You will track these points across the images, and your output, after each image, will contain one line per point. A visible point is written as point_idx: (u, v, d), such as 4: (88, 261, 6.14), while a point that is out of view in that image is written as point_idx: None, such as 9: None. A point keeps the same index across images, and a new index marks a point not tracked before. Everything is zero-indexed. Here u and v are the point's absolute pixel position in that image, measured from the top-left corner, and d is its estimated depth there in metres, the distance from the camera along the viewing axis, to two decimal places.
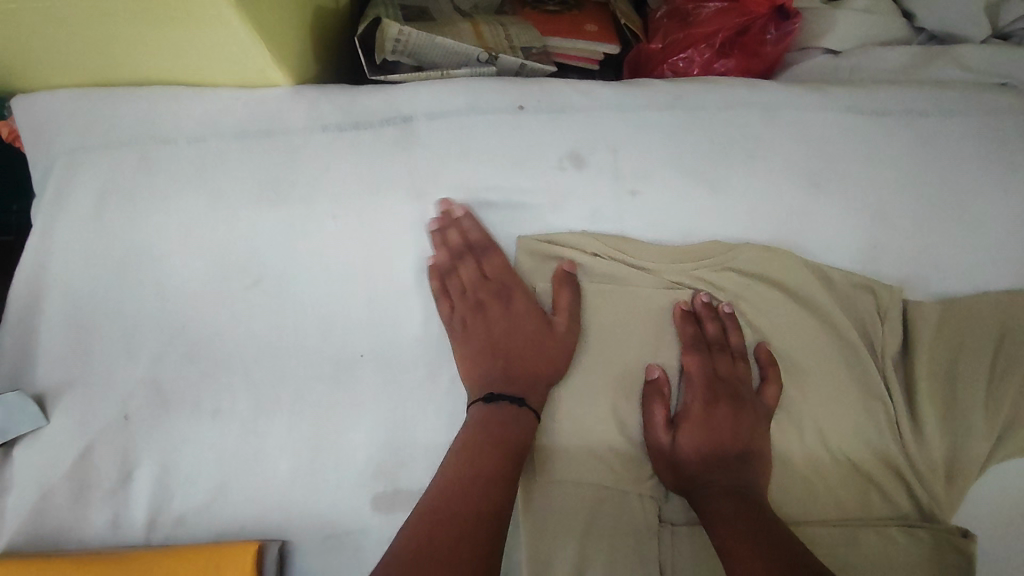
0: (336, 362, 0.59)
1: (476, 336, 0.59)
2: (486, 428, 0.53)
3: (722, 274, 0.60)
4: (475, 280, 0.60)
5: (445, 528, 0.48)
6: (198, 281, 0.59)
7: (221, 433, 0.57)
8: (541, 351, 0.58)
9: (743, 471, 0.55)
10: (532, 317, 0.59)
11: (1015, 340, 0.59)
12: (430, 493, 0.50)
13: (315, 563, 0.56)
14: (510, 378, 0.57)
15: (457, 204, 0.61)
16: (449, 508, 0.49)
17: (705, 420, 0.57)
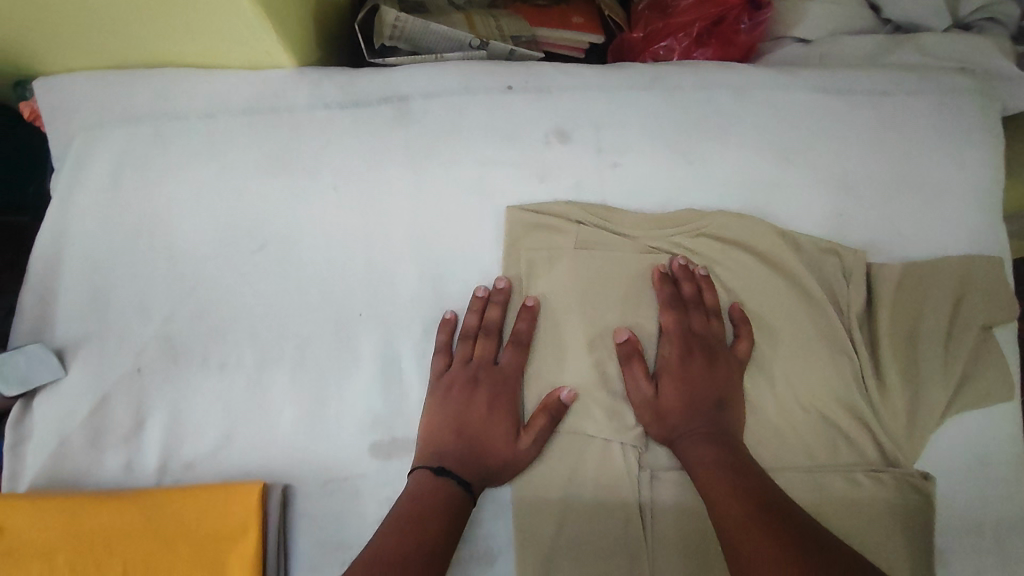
0: (337, 320, 0.63)
1: (455, 403, 0.60)
2: (421, 499, 0.55)
3: (697, 241, 0.65)
4: (480, 354, 0.62)
5: (417, 527, 0.52)
6: (207, 246, 0.63)
7: (230, 387, 0.61)
8: (497, 453, 0.59)
9: (720, 418, 0.59)
10: (510, 420, 0.60)
11: (971, 300, 0.64)
12: (406, 497, 0.55)
13: (315, 504, 0.60)
14: (463, 459, 0.58)
15: (508, 281, 0.63)
16: (421, 511, 0.54)
17: (682, 373, 0.61)
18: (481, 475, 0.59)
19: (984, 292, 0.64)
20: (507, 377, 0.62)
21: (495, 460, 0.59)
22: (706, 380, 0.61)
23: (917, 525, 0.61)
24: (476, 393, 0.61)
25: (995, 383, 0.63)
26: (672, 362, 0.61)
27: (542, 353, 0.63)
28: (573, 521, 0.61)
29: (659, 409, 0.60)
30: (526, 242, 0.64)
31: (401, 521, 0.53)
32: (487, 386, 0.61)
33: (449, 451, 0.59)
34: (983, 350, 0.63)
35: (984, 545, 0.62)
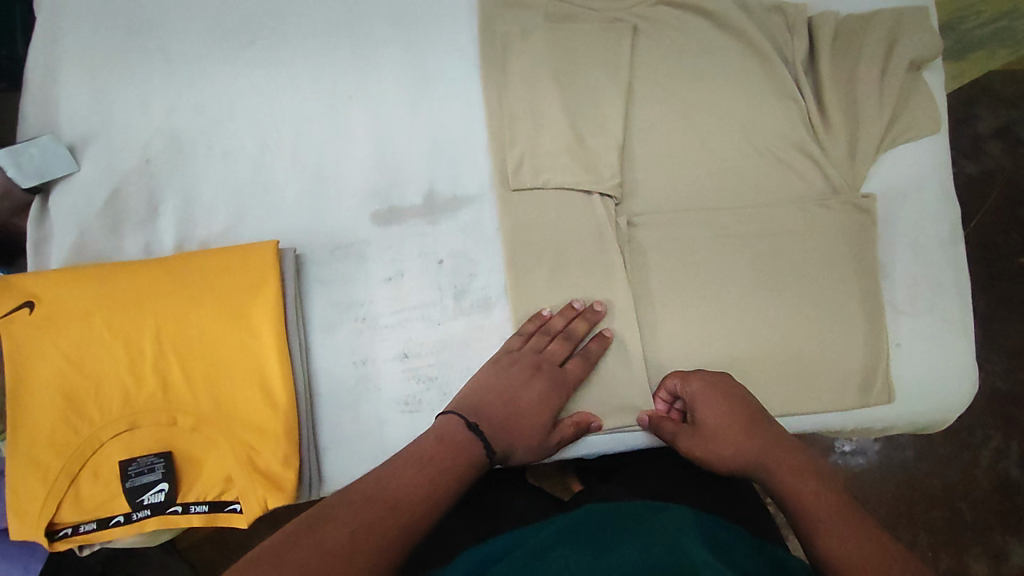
0: (329, 102, 0.67)
1: (512, 374, 0.61)
2: (450, 443, 0.54)
3: (657, 9, 0.70)
4: (556, 354, 0.64)
5: (439, 480, 0.51)
6: (198, 44, 0.67)
7: (234, 168, 0.66)
8: (528, 438, 0.60)
9: (768, 429, 0.57)
10: (548, 419, 0.61)
11: (903, 44, 0.71)
12: (429, 445, 0.53)
13: (324, 268, 0.66)
14: (504, 422, 0.59)
15: (605, 307, 0.66)
16: (445, 461, 0.52)
17: (721, 397, 0.60)
18: (506, 446, 0.58)
19: (916, 35, 0.71)
20: (567, 380, 0.63)
21: (520, 440, 0.59)
22: (748, 403, 0.60)
23: (862, 241, 0.69)
24: (535, 378, 0.61)
25: (923, 117, 0.71)
26: (714, 410, 0.59)
27: (521, 120, 0.68)
28: (561, 264, 0.67)
29: (716, 432, 0.58)
30: (500, 19, 0.69)
31: (423, 459, 0.52)
32: (548, 378, 0.62)
33: (491, 414, 0.59)
34: (912, 91, 0.71)
35: (918, 256, 0.71)
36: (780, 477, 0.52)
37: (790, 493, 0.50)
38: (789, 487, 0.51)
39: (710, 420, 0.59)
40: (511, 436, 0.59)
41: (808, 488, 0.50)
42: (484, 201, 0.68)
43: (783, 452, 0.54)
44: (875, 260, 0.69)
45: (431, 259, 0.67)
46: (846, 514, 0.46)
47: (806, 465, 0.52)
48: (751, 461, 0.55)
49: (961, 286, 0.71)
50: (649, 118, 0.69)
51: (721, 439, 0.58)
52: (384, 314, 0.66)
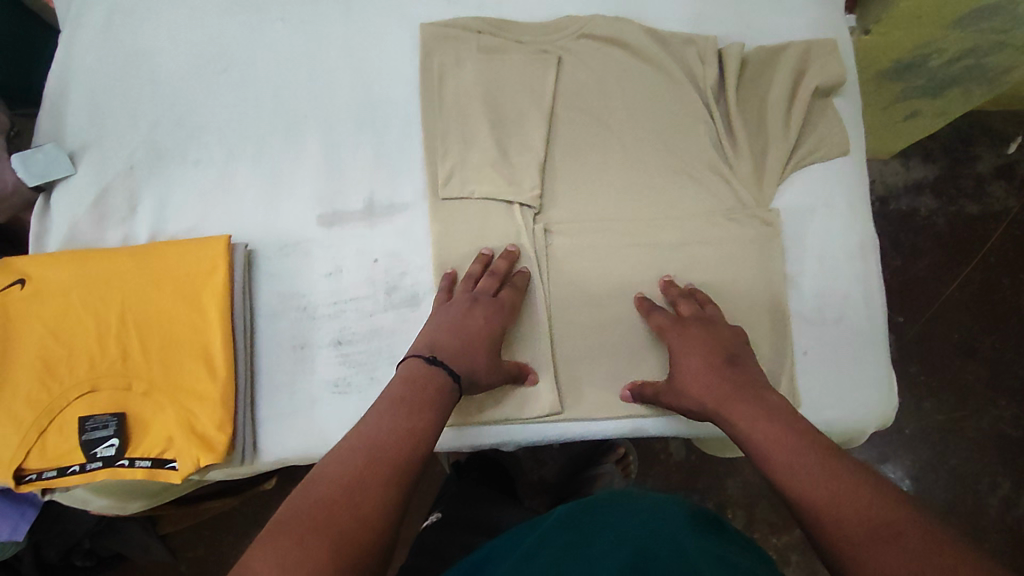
0: (288, 121, 0.78)
1: (455, 313, 0.68)
2: (412, 386, 0.61)
3: (579, 43, 0.78)
4: (489, 290, 0.70)
5: (404, 419, 0.57)
6: (182, 72, 0.79)
7: (204, 175, 0.77)
8: (485, 360, 0.67)
9: (739, 375, 0.63)
10: (494, 345, 0.68)
11: (809, 74, 0.76)
12: (391, 392, 0.61)
13: (272, 262, 0.75)
14: (457, 352, 0.66)
15: (517, 247, 0.73)
16: (406, 402, 0.59)
17: (694, 349, 0.66)
18: (469, 371, 0.65)
19: (823, 66, 0.76)
20: (505, 306, 0.70)
21: (481, 362, 0.67)
22: (721, 351, 0.66)
23: (766, 252, 0.74)
24: (476, 309, 0.69)
25: (832, 139, 0.76)
26: (682, 360, 0.67)
27: (452, 137, 0.76)
28: None
29: (687, 378, 0.65)
30: (438, 50, 0.78)
31: (391, 404, 0.59)
32: (488, 307, 0.69)
33: (445, 347, 0.66)
34: (820, 116, 0.77)
35: (826, 269, 0.74)
36: (738, 417, 0.60)
37: (745, 432, 0.59)
38: (752, 436, 0.58)
39: (681, 370, 0.66)
40: (472, 355, 0.66)
41: (761, 427, 0.58)
42: (416, 208, 0.76)
43: (742, 398, 0.61)
44: (781, 271, 0.73)
45: (367, 257, 0.75)
46: (793, 444, 0.55)
47: (761, 403, 0.60)
48: (713, 406, 0.63)
49: (870, 299, 0.74)
50: (570, 138, 0.77)
51: (689, 387, 0.65)
52: (323, 305, 0.74)
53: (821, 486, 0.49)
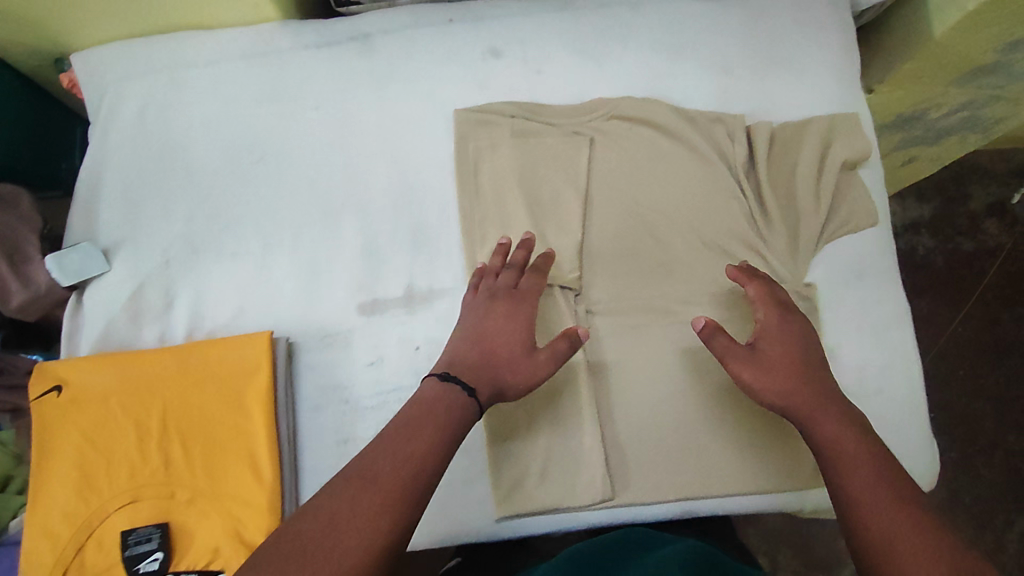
0: (323, 210, 0.77)
1: (476, 319, 0.69)
2: (428, 402, 0.62)
3: (611, 123, 0.79)
4: (505, 286, 0.71)
5: (417, 436, 0.59)
6: (216, 163, 0.78)
7: (240, 267, 0.76)
8: (511, 358, 0.66)
9: (824, 379, 0.66)
10: (520, 338, 0.68)
11: (834, 148, 0.78)
12: (412, 406, 0.62)
13: (313, 355, 0.74)
14: (472, 363, 0.66)
15: (531, 234, 0.74)
16: (421, 417, 0.61)
17: (789, 337, 0.68)
18: (490, 376, 0.65)
19: (848, 141, 0.78)
20: (525, 296, 0.71)
21: (507, 363, 0.66)
22: (812, 349, 0.68)
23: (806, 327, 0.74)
24: (493, 307, 0.69)
25: (861, 212, 0.77)
26: (775, 342, 0.67)
27: (490, 221, 0.76)
28: None
29: (773, 372, 0.65)
30: (473, 135, 0.78)
31: (407, 422, 0.60)
32: (505, 302, 0.70)
33: (465, 359, 0.66)
34: (848, 189, 0.78)
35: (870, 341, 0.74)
36: (823, 432, 0.62)
37: (829, 443, 0.61)
38: (834, 440, 0.61)
39: (767, 362, 0.66)
40: (494, 359, 0.66)
41: (846, 439, 0.61)
42: (457, 293, 0.75)
43: (827, 402, 0.64)
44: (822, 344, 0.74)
45: (408, 344, 0.74)
46: (869, 462, 0.59)
47: (848, 421, 0.63)
48: (799, 410, 0.64)
49: (910, 371, 0.74)
50: (606, 217, 0.78)
51: (775, 381, 0.65)
52: (365, 397, 0.73)
53: (891, 517, 0.54)
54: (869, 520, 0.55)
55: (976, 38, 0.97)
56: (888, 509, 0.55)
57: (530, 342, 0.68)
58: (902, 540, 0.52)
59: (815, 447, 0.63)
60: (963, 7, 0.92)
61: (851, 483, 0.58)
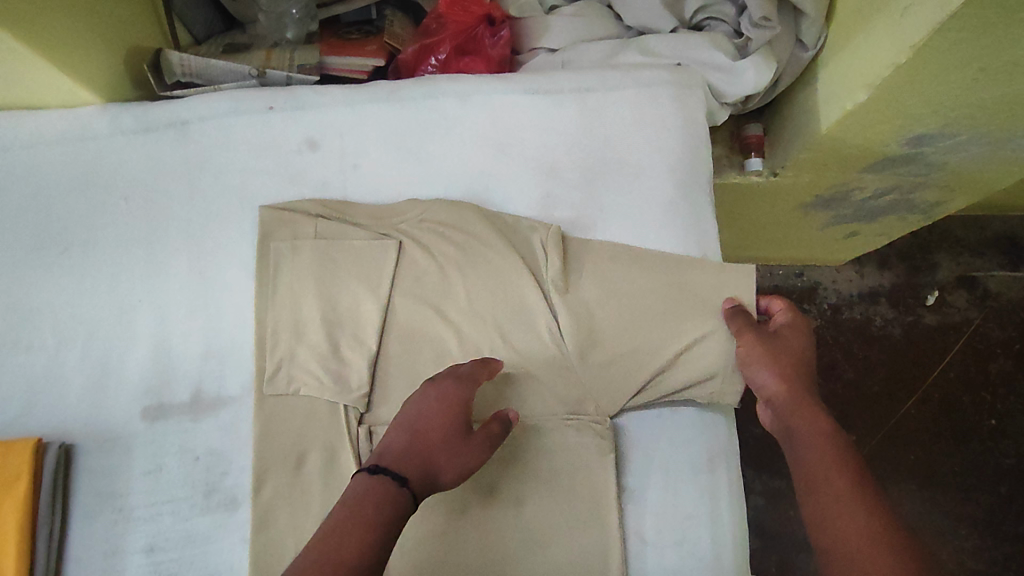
0: (122, 306, 0.76)
1: (414, 405, 0.61)
2: (357, 500, 0.52)
3: (421, 227, 0.75)
4: (448, 370, 0.64)
5: (356, 532, 0.50)
6: (23, 252, 0.77)
7: (33, 362, 0.75)
8: (450, 442, 0.59)
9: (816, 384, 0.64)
10: (459, 422, 0.60)
11: (655, 262, 0.73)
12: (346, 500, 0.52)
13: (91, 459, 0.72)
14: (402, 455, 0.57)
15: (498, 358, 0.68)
16: (358, 511, 0.51)
17: (801, 338, 0.67)
18: (426, 465, 0.57)
19: (698, 277, 0.72)
20: (466, 379, 0.64)
21: (446, 447, 0.59)
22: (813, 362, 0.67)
23: (597, 465, 0.69)
24: (430, 392, 0.62)
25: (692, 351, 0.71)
26: (783, 339, 0.67)
27: (281, 328, 0.73)
28: (298, 473, 0.70)
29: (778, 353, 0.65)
30: (276, 236, 0.75)
31: (345, 520, 0.50)
32: (445, 385, 0.63)
33: (396, 445, 0.58)
34: (682, 318, 0.70)
35: (668, 486, 0.69)
36: (798, 418, 0.60)
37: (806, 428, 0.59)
38: (809, 432, 0.58)
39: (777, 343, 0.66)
40: (433, 446, 0.58)
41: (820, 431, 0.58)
42: (244, 402, 0.73)
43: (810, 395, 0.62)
44: (611, 483, 0.69)
45: (188, 454, 0.72)
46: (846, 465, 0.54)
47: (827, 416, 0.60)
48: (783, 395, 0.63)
49: (715, 523, 0.68)
50: (405, 329, 0.73)
51: (776, 363, 0.64)
52: (138, 507, 0.71)
53: (850, 527, 0.50)
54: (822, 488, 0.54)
55: (867, 134, 0.89)
56: (845, 497, 0.52)
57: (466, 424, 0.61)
58: (844, 508, 0.52)
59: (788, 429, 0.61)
60: (844, 104, 0.84)
61: (810, 458, 0.56)
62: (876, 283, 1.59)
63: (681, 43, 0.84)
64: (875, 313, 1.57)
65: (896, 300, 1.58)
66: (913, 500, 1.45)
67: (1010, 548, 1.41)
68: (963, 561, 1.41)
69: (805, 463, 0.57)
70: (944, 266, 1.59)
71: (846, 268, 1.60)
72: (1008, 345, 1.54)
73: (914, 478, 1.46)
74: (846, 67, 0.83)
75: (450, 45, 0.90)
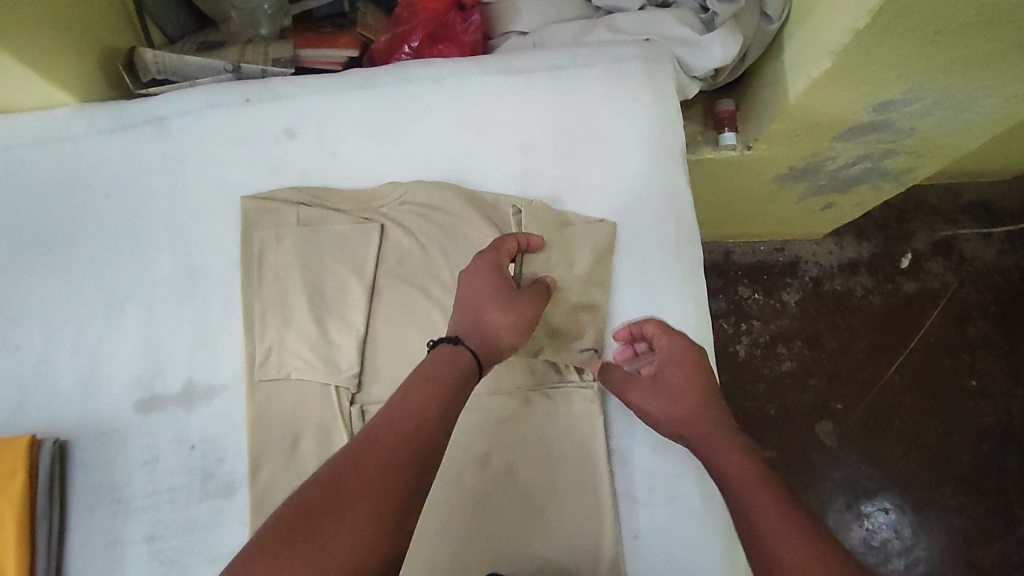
0: (108, 302, 0.76)
1: (463, 281, 0.67)
2: (434, 361, 0.59)
3: (402, 209, 0.77)
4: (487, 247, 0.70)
5: (433, 394, 0.56)
6: (4, 253, 0.78)
7: (21, 362, 0.75)
8: (497, 300, 0.65)
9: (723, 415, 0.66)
10: (502, 283, 0.66)
11: (631, 236, 0.77)
12: (425, 366, 0.59)
13: (87, 452, 0.73)
14: (458, 321, 0.64)
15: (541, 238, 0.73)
16: (434, 376, 0.57)
17: (683, 366, 0.69)
18: (479, 326, 0.63)
19: (668, 247, 0.76)
20: (498, 250, 0.69)
21: (497, 305, 0.65)
22: (711, 385, 0.68)
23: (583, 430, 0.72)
24: (474, 265, 0.68)
25: (669, 315, 0.75)
26: (668, 378, 0.69)
27: (269, 315, 0.74)
28: (294, 454, 0.71)
29: (665, 399, 0.67)
30: (258, 226, 0.76)
31: (426, 379, 0.57)
32: (484, 256, 0.68)
33: (454, 318, 0.65)
34: (654, 287, 0.76)
35: (654, 447, 0.72)
36: (719, 455, 0.62)
37: (727, 470, 0.60)
38: (730, 467, 0.60)
39: (667, 389, 0.68)
40: (481, 304, 0.64)
41: (742, 466, 0.60)
42: (234, 389, 0.74)
43: (717, 431, 0.64)
44: (599, 444, 0.71)
45: (183, 444, 0.73)
46: (773, 502, 0.56)
47: (745, 448, 0.62)
48: (695, 431, 0.65)
49: (703, 480, 0.70)
50: (390, 310, 0.74)
51: (665, 411, 0.67)
52: (136, 497, 0.72)
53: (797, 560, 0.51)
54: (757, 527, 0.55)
55: (835, 101, 0.91)
56: (782, 521, 0.54)
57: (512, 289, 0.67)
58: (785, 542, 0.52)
59: (714, 471, 0.62)
60: (809, 72, 0.86)
61: (742, 498, 0.58)
62: (855, 254, 1.62)
63: (647, 19, 0.86)
64: (855, 283, 1.60)
65: (874, 269, 1.61)
66: (900, 462, 1.49)
67: (994, 503, 1.45)
68: (951, 520, 1.45)
69: (736, 499, 0.58)
70: (919, 235, 1.63)
71: (825, 240, 1.63)
72: (984, 307, 1.58)
73: (900, 442, 1.50)
74: (807, 37, 0.85)
75: (424, 32, 0.91)
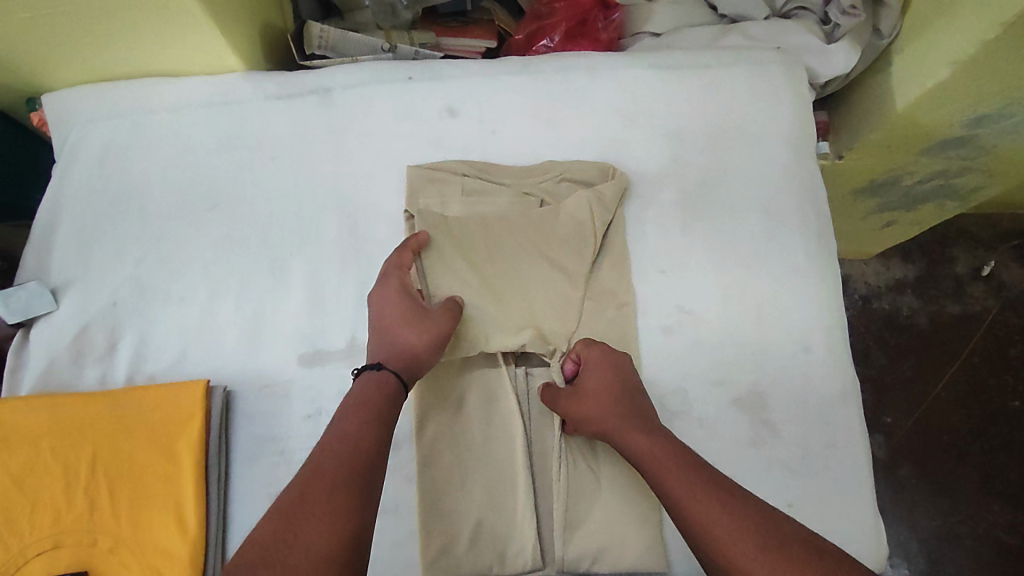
0: (273, 259, 0.79)
1: (374, 308, 0.73)
2: (362, 387, 0.65)
3: (560, 185, 0.81)
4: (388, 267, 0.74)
5: (360, 416, 0.62)
6: (171, 208, 0.80)
7: (185, 312, 0.77)
8: (404, 326, 0.70)
9: (638, 403, 0.69)
10: (404, 309, 0.71)
11: (776, 220, 0.81)
12: (354, 395, 0.65)
13: (249, 402, 0.74)
14: (376, 349, 0.69)
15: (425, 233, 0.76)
16: (361, 400, 0.64)
17: (606, 367, 0.71)
18: (394, 351, 0.68)
19: (811, 232, 0.81)
20: (390, 274, 0.73)
21: (408, 328, 0.69)
22: (630, 379, 0.71)
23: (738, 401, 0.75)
24: (378, 292, 0.73)
25: (815, 296, 0.79)
26: (592, 380, 0.70)
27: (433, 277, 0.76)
28: (461, 412, 0.73)
29: (590, 401, 0.69)
30: (424, 194, 0.80)
31: (357, 402, 0.63)
32: (387, 280, 0.73)
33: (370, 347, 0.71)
34: (801, 270, 0.80)
35: (805, 419, 0.75)
36: (635, 443, 0.65)
37: (642, 458, 0.64)
38: (646, 456, 0.64)
39: (585, 389, 0.70)
40: (394, 331, 0.70)
41: (659, 450, 0.63)
42: None
43: (637, 424, 0.66)
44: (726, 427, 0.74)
45: None
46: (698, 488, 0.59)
47: (656, 432, 0.66)
48: (611, 429, 0.67)
49: (850, 451, 0.74)
50: (549, 279, 0.77)
51: (592, 413, 0.69)
52: (299, 449, 0.72)
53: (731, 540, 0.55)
54: (692, 514, 0.58)
55: (935, 115, 0.98)
56: (705, 503, 0.58)
57: (421, 310, 0.71)
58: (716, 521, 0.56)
59: (633, 460, 0.65)
60: (924, 83, 0.93)
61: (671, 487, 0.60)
62: (902, 275, 1.68)
63: (777, 26, 0.92)
64: (902, 302, 1.66)
65: (920, 289, 1.66)
66: (950, 475, 1.51)
67: None
68: (999, 535, 1.46)
69: (665, 489, 0.61)
70: (961, 259, 1.68)
71: (873, 261, 1.69)
72: None
73: (947, 454, 1.52)
74: (926, 50, 0.92)
75: (564, 29, 0.99)
